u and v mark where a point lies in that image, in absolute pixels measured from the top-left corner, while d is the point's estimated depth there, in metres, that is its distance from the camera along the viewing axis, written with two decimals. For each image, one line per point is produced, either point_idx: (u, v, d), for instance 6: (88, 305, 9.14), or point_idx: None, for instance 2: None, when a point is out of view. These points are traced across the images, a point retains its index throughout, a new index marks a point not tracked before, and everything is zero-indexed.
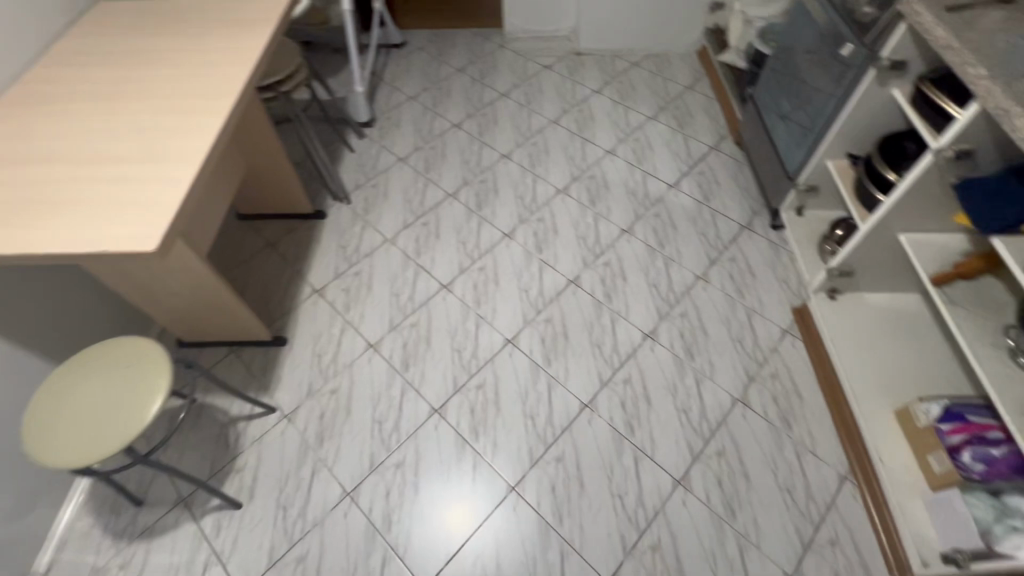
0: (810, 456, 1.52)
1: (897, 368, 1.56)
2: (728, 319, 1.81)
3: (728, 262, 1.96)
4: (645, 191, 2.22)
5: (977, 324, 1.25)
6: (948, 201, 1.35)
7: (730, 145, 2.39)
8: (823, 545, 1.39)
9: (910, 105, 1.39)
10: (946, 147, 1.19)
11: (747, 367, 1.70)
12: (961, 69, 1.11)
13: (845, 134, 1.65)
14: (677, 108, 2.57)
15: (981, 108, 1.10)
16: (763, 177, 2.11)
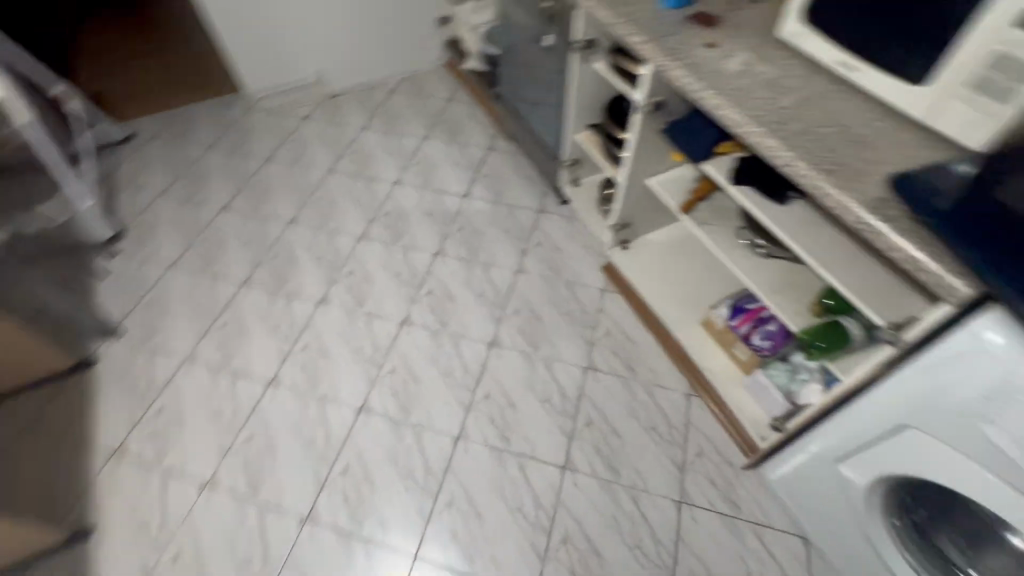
0: (659, 390, 1.69)
1: (693, 287, 1.80)
2: (555, 300, 1.93)
3: (537, 248, 2.09)
4: (443, 210, 2.26)
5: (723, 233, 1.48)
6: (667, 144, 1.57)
7: (502, 141, 2.53)
8: (693, 461, 1.55)
9: (611, 73, 1.56)
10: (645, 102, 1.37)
11: (584, 336, 1.83)
12: (626, 39, 1.30)
13: (580, 109, 1.81)
14: (444, 122, 2.64)
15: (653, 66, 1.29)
16: (537, 162, 2.28)
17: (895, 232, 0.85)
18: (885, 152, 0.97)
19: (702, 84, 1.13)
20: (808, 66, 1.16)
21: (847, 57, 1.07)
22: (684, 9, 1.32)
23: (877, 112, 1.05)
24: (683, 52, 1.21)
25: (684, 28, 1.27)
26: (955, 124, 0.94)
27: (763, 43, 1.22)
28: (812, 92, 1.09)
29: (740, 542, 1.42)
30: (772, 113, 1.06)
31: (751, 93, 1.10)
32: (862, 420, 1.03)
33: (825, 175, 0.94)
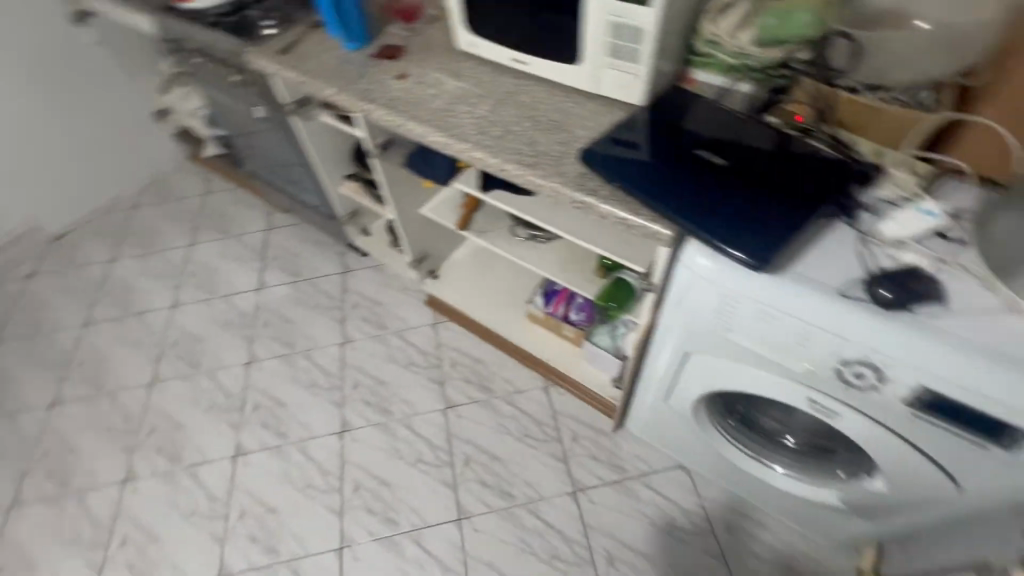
0: (518, 396, 1.71)
1: (510, 287, 1.80)
2: (392, 355, 1.86)
3: (355, 311, 1.99)
4: (239, 313, 2.03)
5: (504, 235, 1.52)
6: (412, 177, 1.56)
7: (279, 215, 2.34)
8: (571, 446, 1.59)
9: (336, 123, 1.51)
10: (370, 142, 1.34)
11: (432, 378, 1.78)
12: (321, 95, 1.26)
13: (328, 166, 1.74)
14: (207, 218, 2.37)
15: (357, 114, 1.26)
16: (322, 224, 2.15)
17: (599, 199, 0.92)
18: (573, 129, 1.05)
19: (403, 118, 1.14)
20: (493, 69, 1.22)
21: (516, 53, 1.14)
22: (368, 47, 1.32)
23: (559, 94, 1.13)
24: (378, 92, 1.20)
25: (373, 68, 1.27)
26: (615, 87, 1.05)
27: (449, 59, 1.26)
28: (503, 93, 1.15)
29: (635, 499, 1.49)
30: (472, 125, 1.09)
31: (450, 112, 1.13)
32: (660, 360, 1.11)
33: (529, 168, 0.99)
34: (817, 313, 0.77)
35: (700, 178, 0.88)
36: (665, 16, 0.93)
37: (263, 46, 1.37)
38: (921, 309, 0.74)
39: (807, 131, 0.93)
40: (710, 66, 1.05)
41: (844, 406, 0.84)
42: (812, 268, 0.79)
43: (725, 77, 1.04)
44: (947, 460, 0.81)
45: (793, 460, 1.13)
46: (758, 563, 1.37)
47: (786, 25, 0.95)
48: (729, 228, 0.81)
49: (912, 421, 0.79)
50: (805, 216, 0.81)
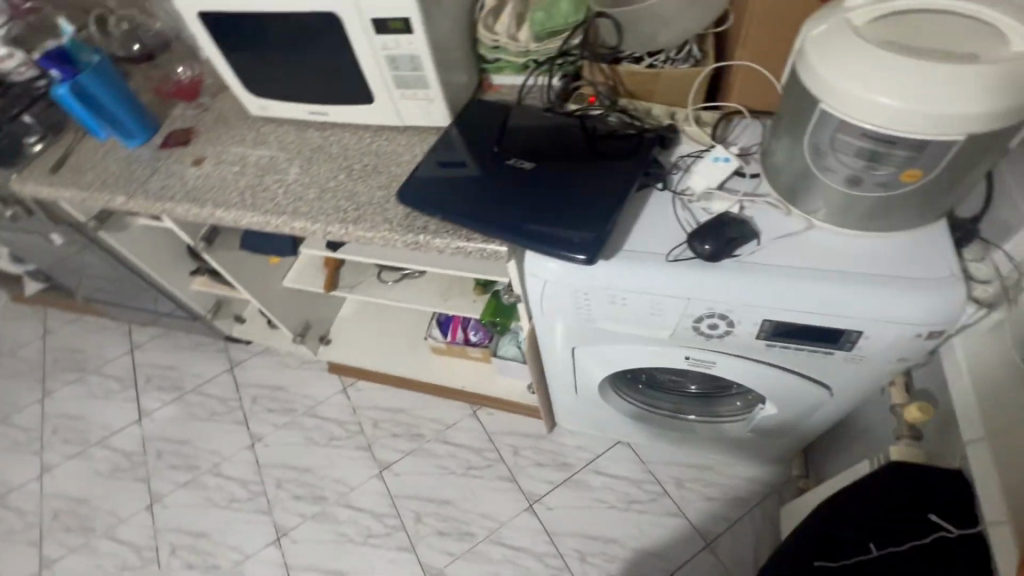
0: (449, 431, 1.66)
1: (407, 326, 1.73)
2: (308, 437, 1.73)
3: (256, 405, 1.83)
4: (125, 454, 1.81)
5: (374, 282, 1.46)
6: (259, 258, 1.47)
7: (140, 331, 2.11)
8: (514, 461, 1.57)
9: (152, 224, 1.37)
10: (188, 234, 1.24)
11: (357, 445, 1.69)
12: (112, 206, 1.12)
13: (167, 268, 1.58)
14: (56, 361, 2.08)
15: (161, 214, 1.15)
16: (190, 326, 1.97)
17: (430, 235, 0.89)
18: (390, 169, 1.01)
19: (209, 207, 1.04)
20: (295, 127, 1.15)
21: (310, 106, 1.08)
22: (155, 136, 1.20)
23: (369, 135, 1.09)
24: (174, 186, 1.09)
25: (163, 161, 1.15)
26: (417, 115, 1.03)
27: (246, 128, 1.17)
28: (311, 150, 1.09)
29: (589, 489, 1.50)
30: (286, 193, 1.02)
31: (259, 186, 1.05)
32: (554, 362, 1.11)
33: (354, 224, 0.94)
34: (657, 283, 0.79)
35: (520, 186, 0.88)
36: (433, 38, 0.91)
37: (28, 170, 1.19)
38: (740, 250, 0.78)
39: (605, 109, 0.96)
40: (503, 69, 1.07)
41: (716, 355, 0.88)
42: (641, 242, 0.82)
43: (523, 74, 1.06)
44: (812, 372, 0.87)
45: (700, 406, 1.17)
46: (714, 505, 1.43)
47: (554, 16, 0.97)
48: (555, 228, 0.82)
49: (771, 351, 0.83)
50: (620, 195, 0.83)
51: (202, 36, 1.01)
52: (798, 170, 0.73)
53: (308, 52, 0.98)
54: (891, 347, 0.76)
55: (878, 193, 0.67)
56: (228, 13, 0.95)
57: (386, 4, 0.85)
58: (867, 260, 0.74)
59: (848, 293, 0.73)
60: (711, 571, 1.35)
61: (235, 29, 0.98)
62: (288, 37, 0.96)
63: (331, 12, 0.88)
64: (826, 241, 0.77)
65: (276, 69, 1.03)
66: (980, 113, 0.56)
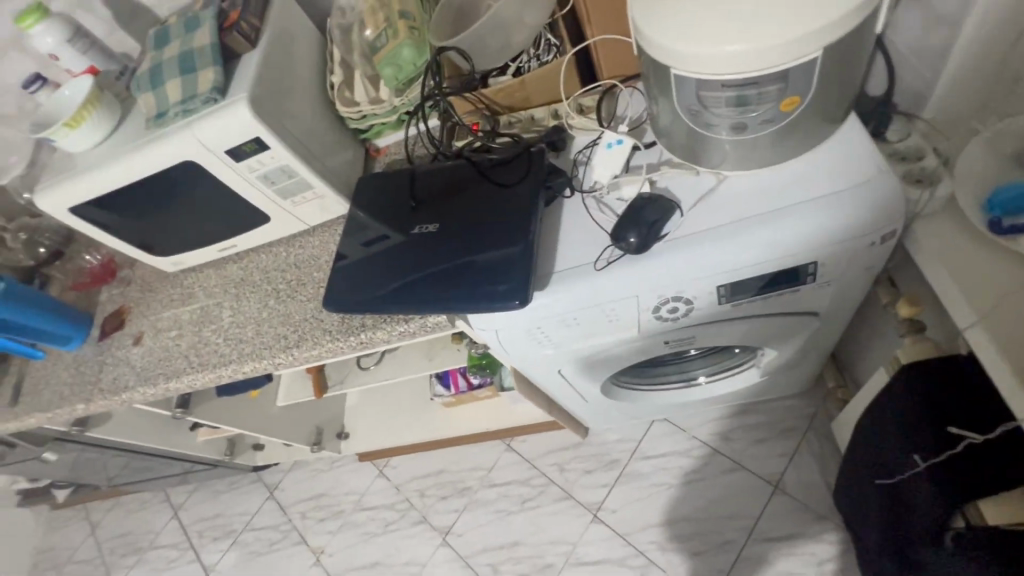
0: (492, 473, 1.64)
1: (413, 392, 1.71)
2: (365, 531, 1.72)
3: (307, 520, 1.83)
4: None
5: (359, 371, 1.44)
6: (240, 395, 1.47)
7: (176, 492, 2.12)
8: (564, 478, 1.55)
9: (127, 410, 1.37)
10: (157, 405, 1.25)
11: (413, 521, 1.67)
12: (77, 414, 1.11)
13: (166, 435, 1.58)
14: (113, 550, 2.11)
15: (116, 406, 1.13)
16: (218, 471, 1.97)
17: (371, 330, 0.87)
18: (314, 276, 0.99)
19: (162, 382, 1.02)
20: (215, 268, 1.13)
21: (216, 245, 1.06)
22: (93, 329, 1.18)
23: (283, 248, 1.07)
24: (125, 373, 1.08)
25: (106, 351, 1.13)
26: (317, 214, 1.00)
27: (170, 288, 1.15)
28: (235, 286, 1.07)
29: (643, 477, 1.47)
30: (226, 339, 1.00)
31: (199, 343, 1.03)
32: (549, 385, 1.08)
33: (298, 347, 0.92)
34: (600, 294, 0.76)
35: (433, 249, 0.84)
36: (293, 141, 0.88)
37: None
38: (666, 229, 0.74)
39: (489, 134, 0.92)
40: (379, 131, 1.04)
41: (691, 330, 0.84)
42: (568, 258, 0.78)
43: (401, 128, 1.04)
44: (791, 308, 0.82)
45: (705, 363, 1.10)
46: (768, 446, 1.39)
47: (402, 66, 0.92)
48: (481, 280, 0.78)
49: (741, 308, 0.79)
50: (531, 219, 0.80)
51: (84, 227, 0.98)
52: (685, 133, 0.69)
53: (186, 201, 0.95)
54: (850, 262, 0.72)
55: (767, 129, 0.64)
56: (94, 200, 0.93)
57: (230, 134, 0.82)
58: (792, 188, 0.70)
59: (786, 231, 0.69)
60: (791, 511, 1.31)
61: (110, 209, 0.96)
62: (161, 196, 0.94)
63: (185, 161, 0.86)
64: (745, 186, 0.73)
65: (168, 227, 1.01)
66: (822, 23, 0.53)
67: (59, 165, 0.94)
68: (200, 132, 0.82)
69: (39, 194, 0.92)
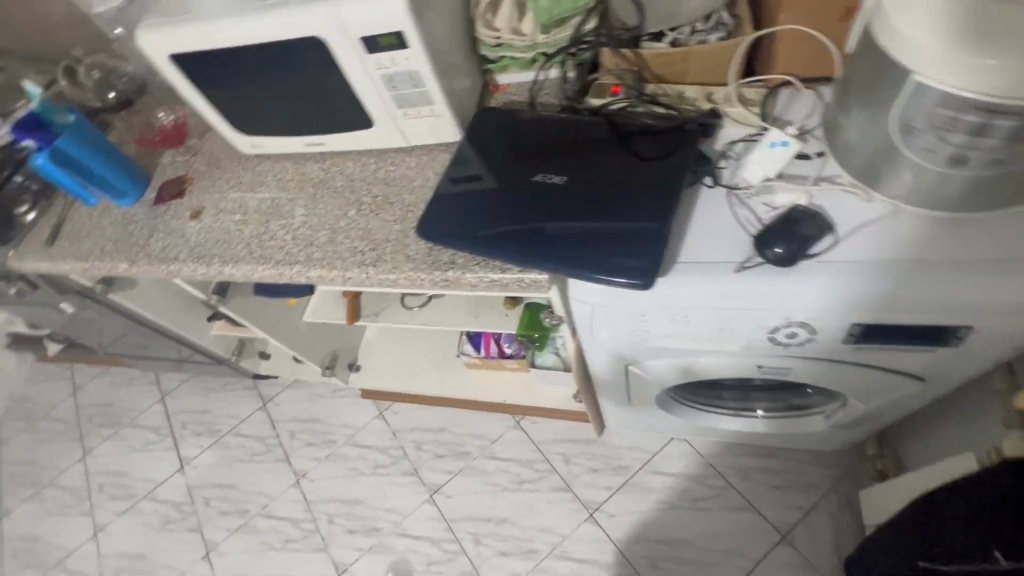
0: (494, 446, 1.60)
1: (436, 344, 1.67)
2: (351, 467, 1.69)
3: (295, 440, 1.79)
4: (173, 504, 1.78)
5: (400, 307, 1.38)
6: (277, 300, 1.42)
7: (167, 378, 2.08)
8: (568, 470, 1.51)
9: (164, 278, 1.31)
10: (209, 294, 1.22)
11: (403, 471, 1.64)
12: (114, 274, 1.05)
13: (183, 318, 1.53)
14: (91, 417, 2.07)
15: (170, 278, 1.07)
16: (217, 369, 1.93)
17: (460, 271, 0.80)
18: (404, 198, 0.92)
19: (217, 264, 0.96)
20: (293, 162, 1.06)
21: (305, 138, 0.99)
22: (148, 190, 1.12)
23: (374, 161, 0.99)
24: (176, 244, 1.01)
25: (159, 218, 1.06)
26: (422, 135, 0.93)
27: (240, 170, 1.09)
28: (312, 186, 1.00)
29: (651, 490, 1.44)
30: (294, 239, 0.93)
31: (263, 234, 0.96)
32: (609, 378, 1.01)
33: (374, 266, 0.85)
34: (730, 298, 0.70)
35: (553, 203, 0.77)
36: (432, 47, 0.81)
37: (24, 247, 1.13)
38: (817, 247, 0.68)
39: (635, 98, 0.86)
40: (507, 67, 0.96)
41: (795, 362, 0.79)
42: (701, 251, 0.72)
43: (531, 70, 0.95)
44: (908, 367, 0.77)
45: (769, 398, 1.04)
46: (786, 495, 1.35)
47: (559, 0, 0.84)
48: (604, 250, 0.72)
49: (859, 352, 0.74)
50: (670, 198, 0.73)
51: (177, 81, 0.91)
52: (877, 147, 0.64)
53: (294, 81, 0.87)
54: (1005, 337, 0.67)
55: (982, 168, 0.59)
56: (200, 53, 0.85)
57: (374, 19, 0.75)
58: (972, 245, 0.65)
59: (958, 286, 0.63)
60: (793, 564, 1.29)
61: (210, 69, 0.88)
62: (270, 71, 0.86)
63: (314, 37, 0.78)
64: (920, 227, 0.67)
65: (263, 105, 0.93)
66: None
67: (171, 7, 0.86)
68: (344, 9, 0.75)
69: (144, 31, 0.85)
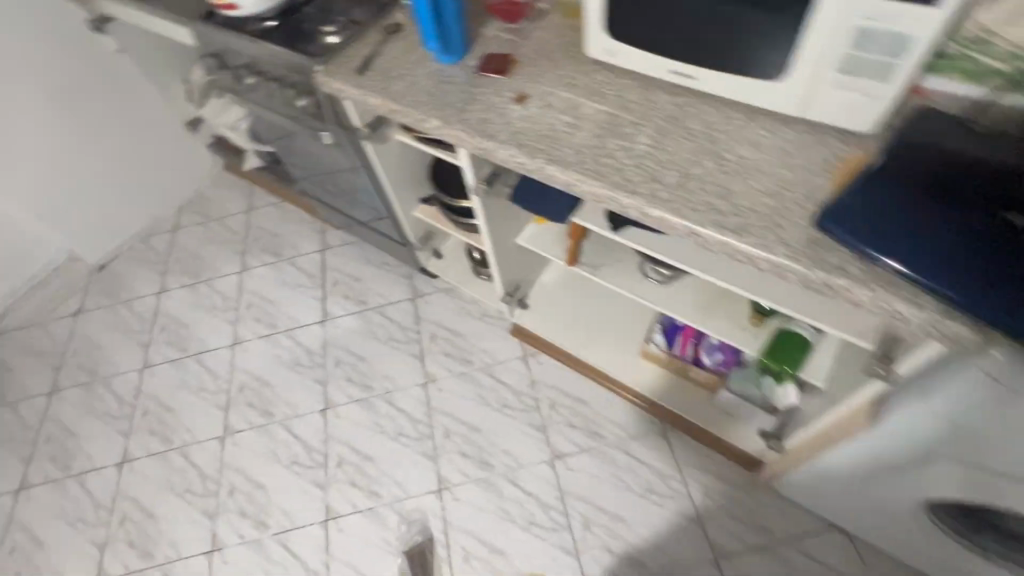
0: (633, 442, 1.51)
1: (610, 318, 1.62)
2: (481, 395, 1.66)
3: (434, 344, 1.79)
4: (307, 349, 1.84)
5: (633, 268, 1.28)
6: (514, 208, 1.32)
7: (332, 233, 2.14)
8: (704, 504, 1.41)
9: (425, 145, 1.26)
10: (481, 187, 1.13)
11: (531, 422, 1.59)
12: (417, 126, 1.00)
13: (402, 189, 1.51)
14: (257, 239, 2.18)
15: (470, 154, 1.03)
16: (386, 245, 1.95)
17: (853, 284, 0.68)
18: (778, 171, 0.79)
19: (540, 157, 0.88)
20: (639, 81, 0.95)
21: (678, 65, 0.87)
22: (470, 55, 1.06)
23: (741, 116, 0.87)
24: (496, 120, 0.94)
25: (480, 87, 1.00)
26: (824, 109, 0.79)
27: (574, 70, 1.00)
28: (662, 117, 0.89)
29: (789, 567, 1.31)
30: (637, 167, 0.83)
31: (598, 147, 0.87)
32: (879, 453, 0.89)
33: (737, 234, 0.74)
34: None
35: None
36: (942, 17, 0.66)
37: (334, 65, 1.11)
38: None
39: None
40: (961, 72, 0.77)
41: None
42: None
43: (990, 87, 0.76)
44: None
45: None
46: None
47: None
48: None
49: None
50: None
51: None
52: None
53: None
54: None
55: None
56: None
57: None
58: None
59: None
60: None
61: None
62: None
63: None
64: None
65: (659, 10, 0.83)
66: None
67: None
68: None
69: None
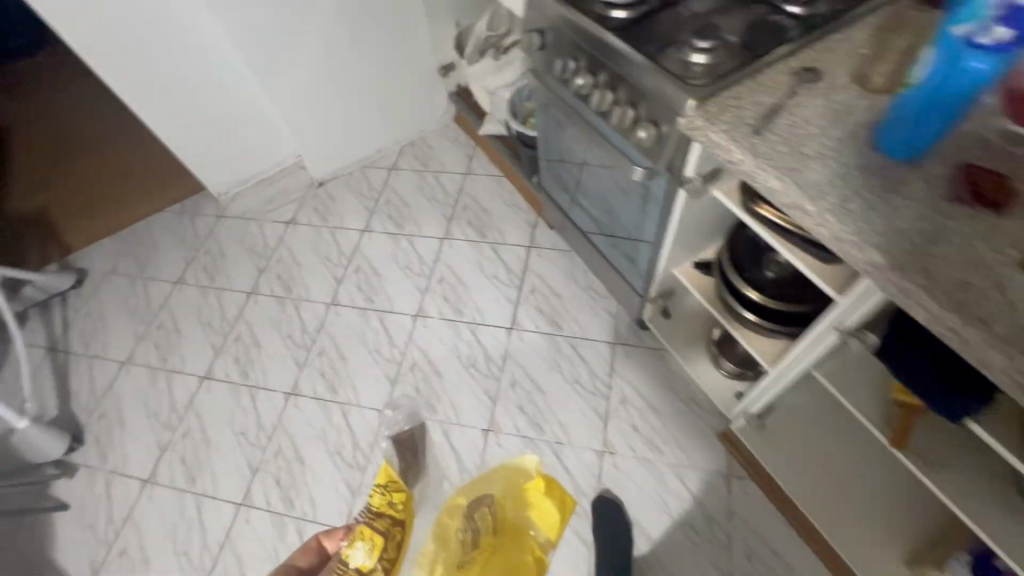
0: None
1: (859, 489, 1.30)
2: (662, 498, 1.41)
3: (623, 409, 1.54)
4: (486, 352, 1.70)
5: (964, 462, 0.93)
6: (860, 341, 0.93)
7: (544, 231, 1.93)
8: None
9: (768, 230, 0.95)
10: (851, 327, 0.87)
11: (714, 562, 1.32)
12: (829, 243, 0.70)
13: (680, 245, 1.23)
14: (466, 208, 2.05)
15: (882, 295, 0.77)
16: (604, 274, 1.70)
17: None
18: None
19: None
20: None
21: None
22: (939, 157, 0.71)
23: None
24: (985, 294, 0.61)
25: (955, 221, 0.66)
26: None
27: None
28: None
29: None
30: None
31: None
32: None
33: None
34: None
35: None
36: None
37: (716, 105, 0.83)
38: None
39: None
40: None
41: None
42: None
43: None
44: None
45: None
46: None
47: None
48: None
49: None
50: None
51: None
52: None
53: None
54: None
55: None
56: None
57: None
58: None
59: None
60: None
61: None
62: None
63: None
64: None
65: None
66: None
67: None
68: None
69: None
